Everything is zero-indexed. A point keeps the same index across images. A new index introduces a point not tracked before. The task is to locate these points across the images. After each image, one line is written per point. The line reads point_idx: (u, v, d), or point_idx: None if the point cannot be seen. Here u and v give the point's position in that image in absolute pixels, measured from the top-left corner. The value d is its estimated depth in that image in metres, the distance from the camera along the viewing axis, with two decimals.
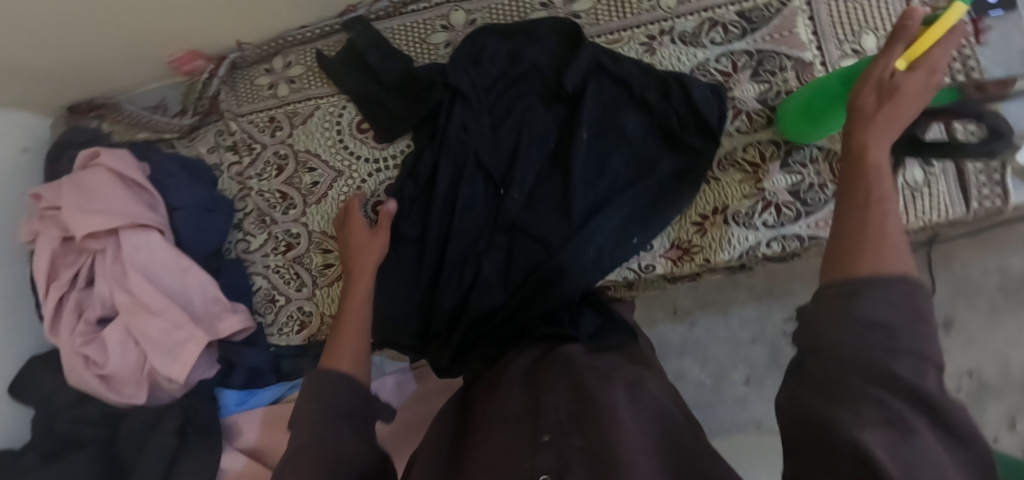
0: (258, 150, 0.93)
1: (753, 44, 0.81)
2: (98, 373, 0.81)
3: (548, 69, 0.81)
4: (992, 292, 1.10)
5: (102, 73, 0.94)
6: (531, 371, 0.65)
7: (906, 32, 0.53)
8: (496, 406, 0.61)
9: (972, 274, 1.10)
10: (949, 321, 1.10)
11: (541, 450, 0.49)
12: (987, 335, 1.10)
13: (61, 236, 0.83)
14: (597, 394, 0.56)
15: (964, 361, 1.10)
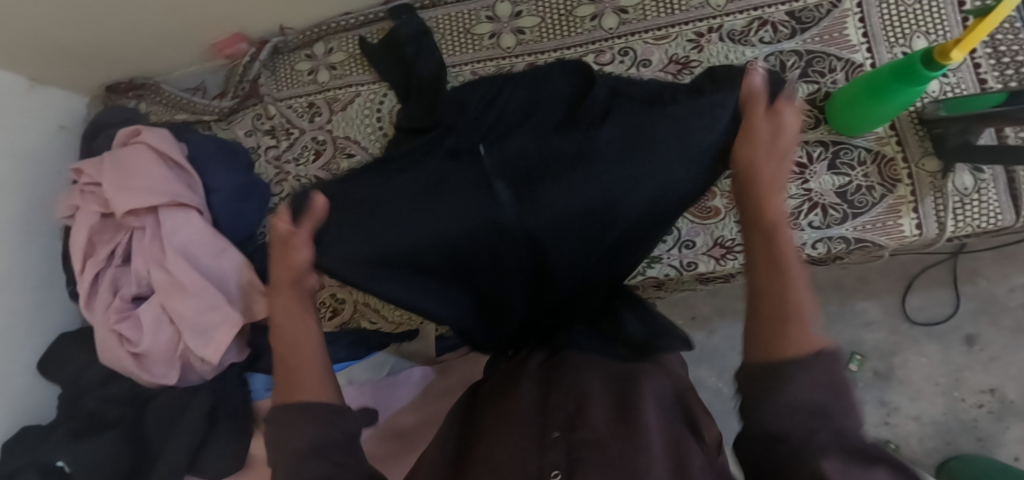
0: (296, 135, 0.93)
1: (802, 45, 0.81)
2: (131, 351, 0.80)
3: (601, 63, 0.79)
4: (1017, 310, 1.16)
5: (143, 53, 0.94)
6: (547, 370, 0.63)
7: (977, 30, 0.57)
8: (503, 412, 0.60)
9: (998, 292, 1.17)
10: (972, 338, 1.17)
11: (548, 449, 0.49)
12: (1011, 353, 1.16)
13: (100, 212, 0.82)
14: (603, 389, 0.56)
15: (987, 379, 1.16)
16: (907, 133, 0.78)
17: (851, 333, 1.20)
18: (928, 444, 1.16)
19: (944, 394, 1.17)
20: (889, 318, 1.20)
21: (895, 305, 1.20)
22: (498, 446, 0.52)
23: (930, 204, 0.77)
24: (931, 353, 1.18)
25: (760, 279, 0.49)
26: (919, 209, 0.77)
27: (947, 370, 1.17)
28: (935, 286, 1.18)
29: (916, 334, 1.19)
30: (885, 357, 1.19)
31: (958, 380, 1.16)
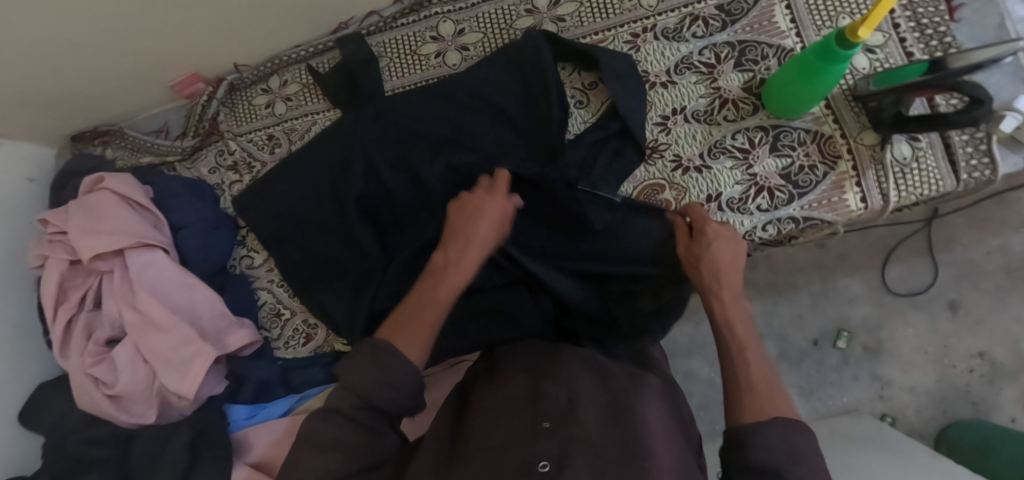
0: (259, 167, 0.95)
1: (734, 36, 0.83)
2: (108, 393, 0.81)
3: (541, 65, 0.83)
4: (996, 272, 1.19)
5: (104, 101, 0.97)
6: (534, 364, 0.70)
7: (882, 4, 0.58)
8: (490, 401, 0.64)
9: (974, 257, 1.20)
10: (955, 304, 1.20)
11: (540, 438, 0.55)
12: (995, 315, 1.18)
13: (69, 259, 0.84)
14: (599, 392, 0.64)
15: (975, 343, 1.18)
16: (843, 111, 0.80)
17: (836, 310, 1.23)
18: (925, 414, 1.18)
19: (935, 363, 1.19)
20: (872, 292, 1.23)
21: (876, 278, 1.22)
22: (493, 433, 0.58)
23: (872, 176, 0.79)
24: (917, 323, 1.21)
25: (735, 330, 0.67)
26: (861, 183, 0.79)
27: (935, 338, 1.20)
28: (912, 256, 1.21)
29: (900, 305, 1.21)
30: (873, 332, 1.22)
31: (946, 347, 1.19)
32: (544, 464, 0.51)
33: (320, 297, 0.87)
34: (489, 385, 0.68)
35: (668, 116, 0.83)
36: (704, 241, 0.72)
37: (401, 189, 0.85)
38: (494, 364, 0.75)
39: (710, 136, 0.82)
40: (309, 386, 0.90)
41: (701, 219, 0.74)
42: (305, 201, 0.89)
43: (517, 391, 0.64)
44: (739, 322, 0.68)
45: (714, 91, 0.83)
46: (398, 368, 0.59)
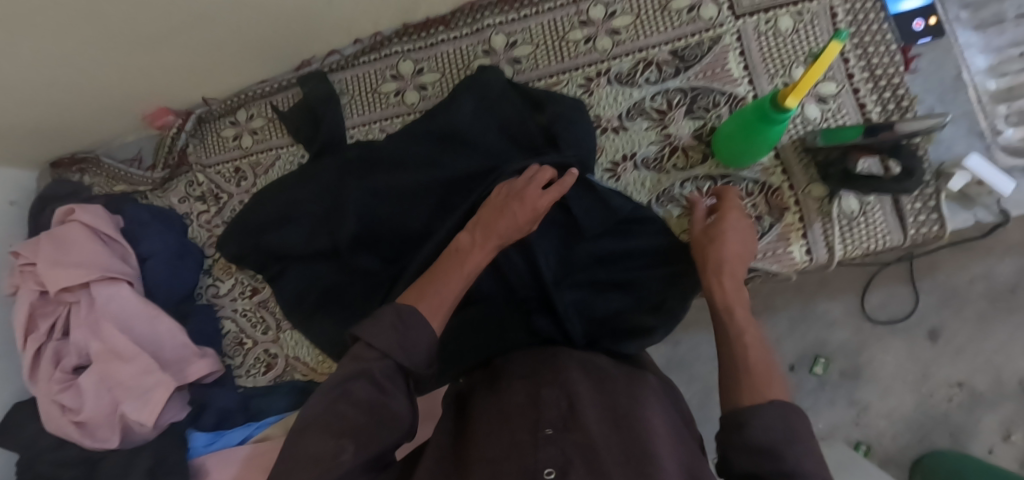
0: (225, 199, 0.98)
1: (686, 82, 0.83)
2: (74, 419, 0.85)
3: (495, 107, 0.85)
4: (979, 301, 1.14)
5: (79, 132, 1.00)
6: (531, 367, 0.66)
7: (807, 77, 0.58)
8: (488, 410, 0.60)
9: (957, 285, 1.14)
10: (935, 332, 1.14)
11: (542, 445, 0.51)
12: (976, 345, 1.14)
13: (38, 290, 0.88)
14: (595, 396, 0.60)
15: (955, 372, 1.14)
16: (792, 162, 0.80)
17: (815, 335, 1.17)
18: (901, 441, 1.14)
19: (913, 391, 1.15)
20: (851, 319, 1.17)
21: (856, 305, 1.17)
22: (493, 443, 0.54)
23: (818, 229, 0.79)
24: (896, 350, 1.16)
25: (735, 311, 0.64)
26: (807, 235, 0.79)
27: (915, 366, 1.15)
28: (893, 282, 1.15)
29: (879, 332, 1.16)
30: (851, 357, 1.17)
31: (925, 376, 1.14)
32: (549, 470, 0.48)
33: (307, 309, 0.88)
34: (490, 396, 0.63)
35: (618, 162, 0.84)
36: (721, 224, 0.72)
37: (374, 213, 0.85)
38: (495, 372, 0.70)
39: (659, 184, 0.83)
40: (269, 414, 0.92)
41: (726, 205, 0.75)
42: (289, 236, 0.88)
43: (514, 400, 0.59)
44: (736, 302, 0.65)
45: (664, 138, 0.83)
46: (419, 334, 0.57)
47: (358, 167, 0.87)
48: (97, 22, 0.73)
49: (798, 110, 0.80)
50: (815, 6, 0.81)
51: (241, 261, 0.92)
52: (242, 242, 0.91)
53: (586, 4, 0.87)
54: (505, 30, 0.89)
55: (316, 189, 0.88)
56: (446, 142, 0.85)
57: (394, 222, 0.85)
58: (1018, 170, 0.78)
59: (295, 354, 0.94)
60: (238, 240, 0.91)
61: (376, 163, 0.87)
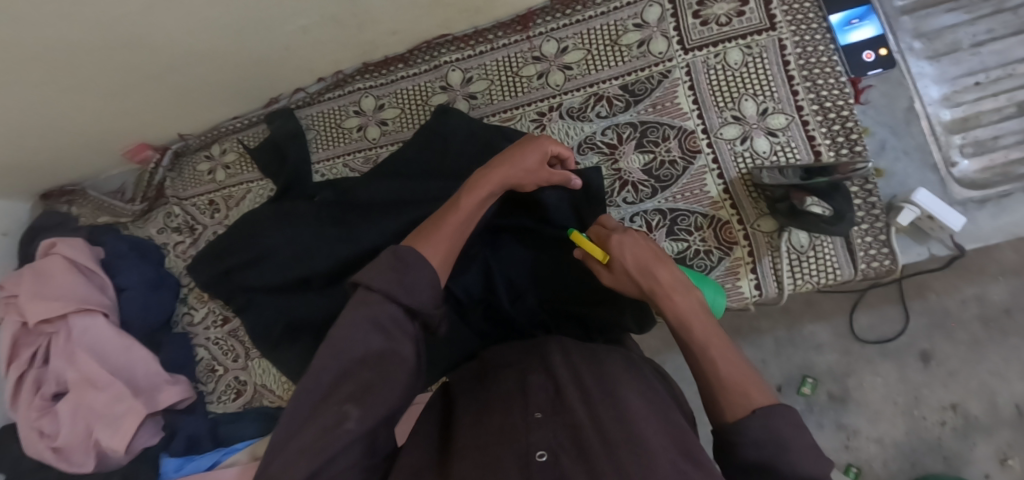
0: (201, 230, 1.02)
1: (637, 116, 0.84)
2: (51, 444, 0.90)
3: (448, 139, 0.87)
4: (971, 322, 1.03)
5: (66, 168, 1.05)
6: (520, 355, 0.66)
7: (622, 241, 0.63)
8: (470, 403, 0.60)
9: (949, 306, 1.04)
10: (926, 355, 1.03)
11: (534, 428, 0.52)
12: (970, 367, 1.02)
13: (20, 321, 0.93)
14: (580, 375, 0.59)
15: (948, 395, 1.02)
16: (741, 196, 0.80)
17: (801, 357, 1.08)
18: (892, 467, 1.03)
19: (904, 414, 1.03)
20: (839, 340, 1.07)
21: (843, 326, 1.07)
22: (480, 429, 0.54)
23: (767, 262, 0.79)
24: (886, 372, 1.05)
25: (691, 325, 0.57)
26: (757, 269, 0.79)
27: (905, 388, 1.04)
28: (882, 303, 1.06)
29: (868, 353, 1.06)
30: (839, 380, 1.07)
31: (915, 399, 1.03)
32: (541, 453, 0.49)
33: (275, 330, 0.90)
34: (475, 388, 0.64)
35: None
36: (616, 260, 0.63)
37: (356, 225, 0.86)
38: (481, 365, 0.69)
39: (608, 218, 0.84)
40: (236, 440, 0.96)
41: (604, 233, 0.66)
42: (259, 273, 0.90)
43: (503, 386, 0.60)
44: (689, 320, 0.57)
45: (614, 172, 0.84)
46: (419, 276, 0.54)
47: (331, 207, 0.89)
48: (64, 74, 0.78)
49: (747, 143, 0.80)
50: (764, 39, 0.81)
51: (215, 287, 0.95)
52: (214, 271, 0.94)
53: (539, 40, 0.88)
54: (461, 66, 0.91)
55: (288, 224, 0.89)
56: (412, 164, 0.87)
57: (358, 264, 0.85)
58: (974, 202, 0.78)
59: (263, 382, 0.97)
60: (211, 269, 0.94)
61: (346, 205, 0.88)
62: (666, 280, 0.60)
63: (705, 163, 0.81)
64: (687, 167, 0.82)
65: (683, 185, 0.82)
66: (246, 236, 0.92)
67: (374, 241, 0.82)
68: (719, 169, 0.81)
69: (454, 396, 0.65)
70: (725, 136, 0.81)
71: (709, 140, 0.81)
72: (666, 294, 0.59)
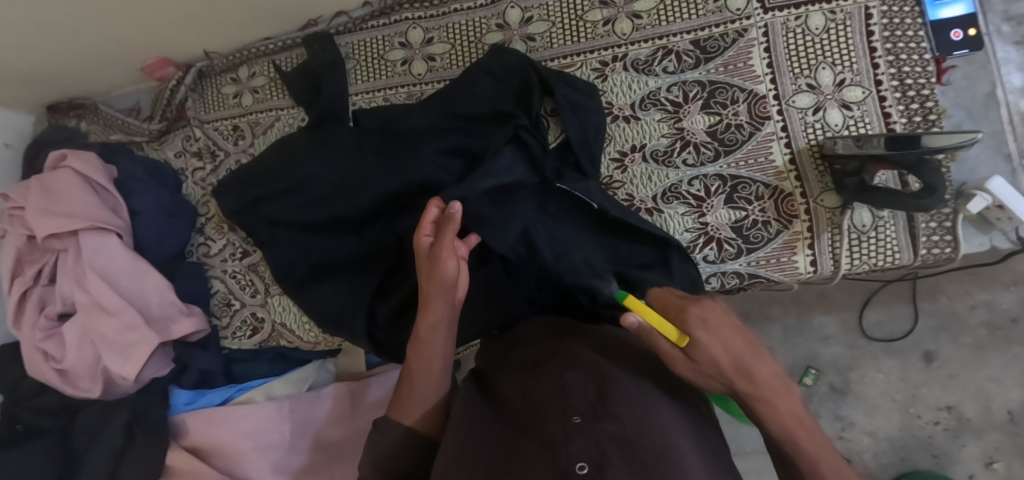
0: (222, 157, 0.96)
1: (706, 75, 0.80)
2: (56, 367, 0.85)
3: (503, 75, 0.81)
4: (978, 328, 1.02)
5: (79, 80, 0.97)
6: (553, 348, 0.63)
7: (709, 322, 0.51)
8: (509, 405, 0.56)
9: (958, 310, 1.03)
10: (930, 355, 1.03)
11: (572, 437, 0.46)
12: (971, 371, 1.02)
13: (27, 235, 0.87)
14: (628, 382, 0.55)
15: (945, 396, 1.02)
16: (806, 169, 0.77)
17: (808, 347, 1.08)
18: (883, 461, 1.04)
19: (900, 411, 1.04)
20: (847, 334, 1.07)
21: (853, 320, 1.06)
22: (521, 441, 0.50)
23: (826, 240, 0.76)
24: (888, 369, 1.05)
25: (806, 443, 0.49)
26: (814, 245, 0.77)
27: (904, 386, 1.04)
28: (894, 302, 1.05)
29: (873, 350, 1.06)
30: (842, 372, 1.07)
31: (913, 397, 1.03)
32: (582, 465, 0.43)
33: (301, 267, 0.86)
34: (516, 377, 0.60)
35: (626, 152, 0.82)
36: (699, 348, 0.50)
37: (392, 163, 0.80)
38: (515, 356, 0.66)
39: (666, 178, 0.80)
40: (251, 378, 0.95)
41: (678, 310, 0.53)
42: (292, 207, 0.85)
43: (540, 382, 0.56)
44: (809, 442, 0.49)
45: (676, 132, 0.80)
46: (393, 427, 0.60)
47: (375, 139, 0.83)
48: None
49: (819, 113, 0.77)
50: (850, 5, 0.76)
51: (240, 216, 0.90)
52: (241, 199, 0.89)
53: None
54: (521, 4, 0.85)
55: (329, 159, 0.83)
56: (460, 98, 0.81)
57: (401, 197, 0.80)
58: None
59: (282, 321, 0.93)
60: (238, 197, 0.89)
61: (395, 144, 0.82)
62: (768, 379, 0.50)
63: (772, 130, 0.78)
64: (753, 132, 0.78)
65: (747, 151, 0.78)
66: (281, 163, 0.86)
67: (421, 177, 0.78)
68: (787, 137, 0.77)
69: (492, 389, 0.61)
70: (797, 104, 0.77)
71: (779, 107, 0.78)
72: (770, 400, 0.50)
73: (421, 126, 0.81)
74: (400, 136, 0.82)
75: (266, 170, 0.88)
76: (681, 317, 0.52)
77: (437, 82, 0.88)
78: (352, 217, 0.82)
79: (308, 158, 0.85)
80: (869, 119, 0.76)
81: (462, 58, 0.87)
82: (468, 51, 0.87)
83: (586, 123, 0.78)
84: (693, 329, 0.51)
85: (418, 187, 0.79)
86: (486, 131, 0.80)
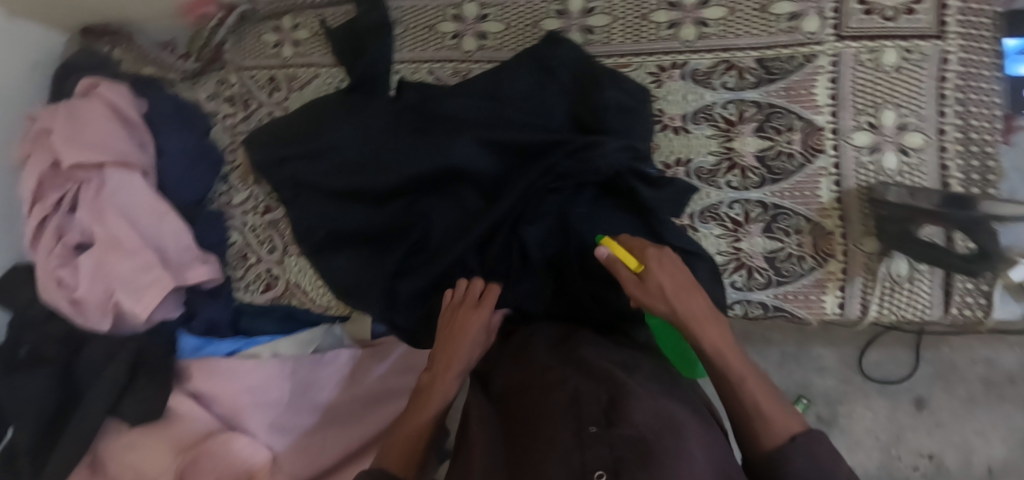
0: (255, 107, 0.93)
1: (766, 97, 0.77)
2: (69, 296, 0.84)
3: (557, 69, 0.78)
4: (974, 382, 1.02)
5: (119, 6, 0.94)
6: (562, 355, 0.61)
7: (665, 258, 0.61)
8: (520, 406, 0.54)
9: (957, 363, 1.04)
10: (921, 402, 1.03)
11: (589, 445, 0.44)
12: (958, 422, 1.02)
13: (50, 161, 0.85)
14: (640, 390, 0.52)
15: (929, 443, 1.02)
16: (852, 211, 0.75)
17: (802, 375, 1.07)
18: None
19: (881, 450, 1.03)
20: (843, 369, 1.07)
21: (852, 357, 1.06)
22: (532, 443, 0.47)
23: (858, 285, 0.75)
24: (878, 408, 1.05)
25: None
26: (845, 288, 0.75)
27: (889, 427, 1.04)
28: (895, 345, 1.05)
29: (867, 388, 1.05)
30: (832, 405, 1.06)
31: (897, 439, 1.03)
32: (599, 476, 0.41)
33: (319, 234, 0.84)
34: (526, 379, 0.58)
35: (670, 165, 0.79)
36: (651, 277, 0.60)
37: (426, 144, 0.77)
38: (524, 357, 0.63)
39: (706, 198, 0.78)
40: (260, 334, 0.95)
41: (643, 253, 0.63)
42: (317, 169, 0.82)
43: (551, 387, 0.54)
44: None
45: (725, 151, 0.78)
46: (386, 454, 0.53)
47: (412, 115, 0.80)
48: None
49: (875, 155, 0.74)
50: (927, 47, 0.73)
51: (265, 170, 0.87)
52: (269, 155, 0.86)
53: None
54: None
55: (361, 129, 0.81)
56: (507, 87, 0.79)
57: (432, 179, 0.78)
58: None
59: (296, 281, 0.93)
60: (266, 152, 0.87)
61: (429, 126, 0.79)
62: (712, 335, 0.55)
63: (823, 165, 0.75)
64: (804, 164, 0.76)
65: (794, 183, 0.76)
66: (312, 125, 0.84)
67: (456, 161, 0.76)
68: (837, 174, 0.75)
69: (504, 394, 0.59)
70: (854, 141, 0.75)
71: (835, 141, 0.75)
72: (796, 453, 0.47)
73: (461, 110, 0.79)
74: (439, 115, 0.79)
75: (296, 129, 0.85)
76: (648, 255, 0.62)
77: (486, 64, 0.85)
78: (378, 190, 0.80)
79: (341, 123, 0.82)
80: (927, 169, 0.74)
81: (515, 42, 0.84)
82: (522, 35, 0.84)
83: (634, 128, 0.76)
84: (653, 259, 0.61)
85: (451, 171, 0.77)
86: (528, 121, 0.77)
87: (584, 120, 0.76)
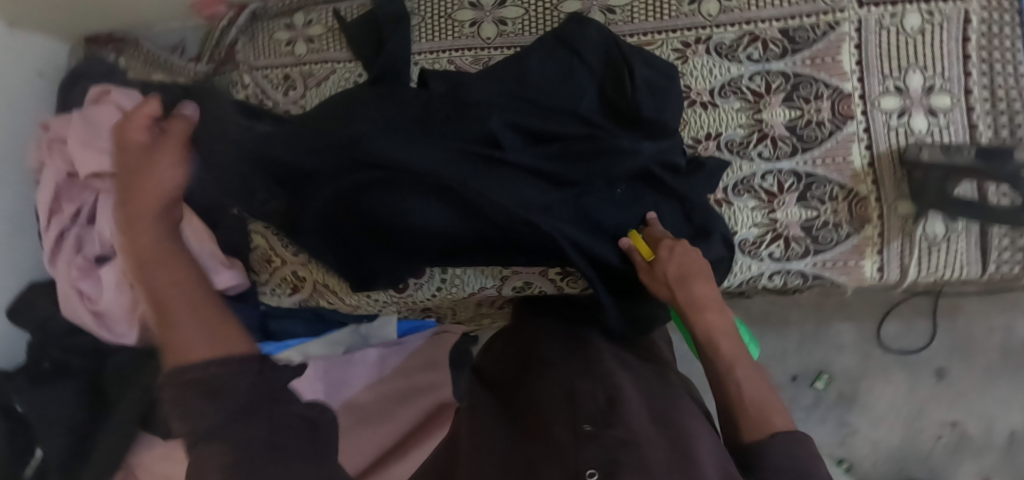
0: (270, 107, 0.90)
1: (792, 67, 0.77)
2: (92, 308, 0.83)
3: (584, 50, 0.77)
4: (992, 351, 1.03)
5: (125, 10, 0.91)
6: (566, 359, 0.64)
7: (676, 249, 0.70)
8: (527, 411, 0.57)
9: (976, 334, 1.04)
10: (942, 373, 1.05)
11: (582, 445, 0.46)
12: (977, 392, 1.04)
13: (64, 171, 0.82)
14: (636, 400, 0.55)
15: (949, 412, 1.05)
16: (884, 173, 0.76)
17: (822, 354, 1.08)
18: (882, 469, 1.07)
19: (903, 424, 1.06)
20: (862, 345, 1.07)
21: (870, 331, 1.07)
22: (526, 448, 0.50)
23: (895, 248, 0.76)
24: (899, 382, 1.06)
25: None
26: (882, 252, 0.77)
27: (911, 400, 1.06)
28: (913, 317, 1.06)
29: (887, 361, 1.07)
30: (852, 381, 1.08)
31: (919, 411, 1.05)
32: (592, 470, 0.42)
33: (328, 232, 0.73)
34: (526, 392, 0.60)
35: (700, 139, 0.79)
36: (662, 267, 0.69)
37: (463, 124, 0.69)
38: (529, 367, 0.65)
39: (739, 170, 0.78)
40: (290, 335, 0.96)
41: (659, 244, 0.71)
42: (316, 158, 0.68)
43: (556, 393, 0.57)
44: None
45: (755, 123, 0.78)
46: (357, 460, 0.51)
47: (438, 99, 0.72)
48: None
49: (904, 118, 0.75)
50: (949, 8, 0.73)
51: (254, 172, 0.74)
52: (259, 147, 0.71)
53: None
54: None
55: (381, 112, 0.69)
56: (534, 71, 0.76)
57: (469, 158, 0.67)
58: None
59: (323, 280, 0.90)
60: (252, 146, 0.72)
61: (463, 111, 0.70)
62: (715, 321, 0.65)
63: (854, 130, 0.76)
64: (834, 131, 0.76)
65: (826, 150, 0.76)
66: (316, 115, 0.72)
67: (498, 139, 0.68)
68: (868, 139, 0.76)
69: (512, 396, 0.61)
70: (883, 106, 0.75)
71: (864, 107, 0.76)
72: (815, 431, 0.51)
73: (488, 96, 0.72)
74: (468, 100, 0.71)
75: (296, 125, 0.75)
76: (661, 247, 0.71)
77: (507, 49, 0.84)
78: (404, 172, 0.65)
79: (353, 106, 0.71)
80: (955, 130, 0.74)
81: (533, 31, 0.84)
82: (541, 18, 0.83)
83: (666, 104, 0.75)
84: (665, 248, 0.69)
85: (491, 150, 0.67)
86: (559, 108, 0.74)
87: (615, 103, 0.75)
